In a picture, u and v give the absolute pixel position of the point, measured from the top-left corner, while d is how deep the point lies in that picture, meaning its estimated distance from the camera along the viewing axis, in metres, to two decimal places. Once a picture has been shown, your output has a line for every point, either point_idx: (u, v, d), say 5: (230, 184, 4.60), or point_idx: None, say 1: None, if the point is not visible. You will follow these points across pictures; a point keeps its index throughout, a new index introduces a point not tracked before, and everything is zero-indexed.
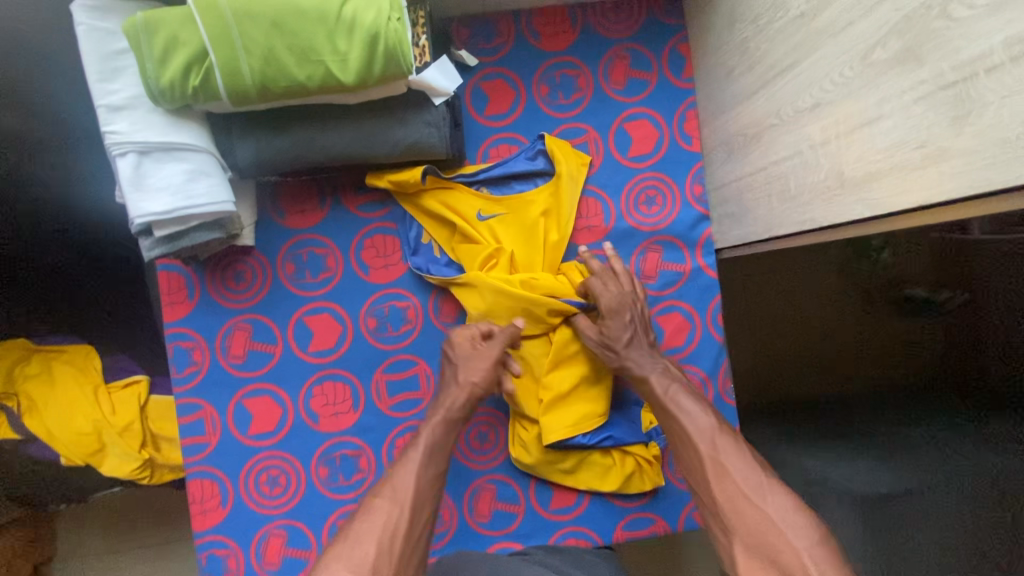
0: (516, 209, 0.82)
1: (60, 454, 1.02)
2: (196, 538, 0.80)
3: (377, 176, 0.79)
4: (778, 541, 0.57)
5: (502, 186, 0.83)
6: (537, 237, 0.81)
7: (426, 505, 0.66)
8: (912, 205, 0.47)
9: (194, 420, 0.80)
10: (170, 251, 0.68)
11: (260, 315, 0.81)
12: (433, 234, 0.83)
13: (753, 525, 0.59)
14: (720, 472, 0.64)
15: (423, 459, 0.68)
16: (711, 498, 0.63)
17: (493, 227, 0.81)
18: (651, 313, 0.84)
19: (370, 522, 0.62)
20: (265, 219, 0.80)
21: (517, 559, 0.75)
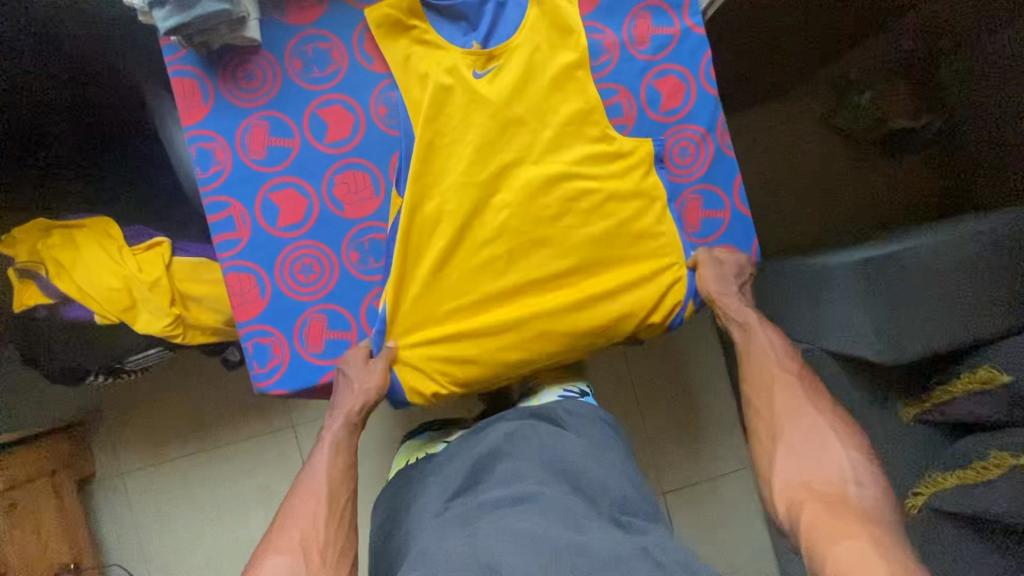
0: (511, 52, 0.84)
1: (94, 313, 1.05)
2: (240, 330, 0.83)
3: (375, 6, 0.83)
4: (825, 446, 0.76)
5: (489, 32, 0.86)
6: (541, 45, 0.84)
7: (343, 489, 0.78)
8: None
9: (225, 217, 0.83)
10: (184, 18, 0.71)
11: (275, 111, 0.84)
12: (419, 64, 0.84)
13: (802, 437, 0.77)
14: (789, 389, 0.82)
15: (331, 454, 0.81)
16: (771, 411, 0.81)
17: (489, 83, 0.84)
18: (646, 77, 0.88)
19: (294, 517, 0.75)
20: (267, 17, 0.83)
21: (540, 459, 0.85)
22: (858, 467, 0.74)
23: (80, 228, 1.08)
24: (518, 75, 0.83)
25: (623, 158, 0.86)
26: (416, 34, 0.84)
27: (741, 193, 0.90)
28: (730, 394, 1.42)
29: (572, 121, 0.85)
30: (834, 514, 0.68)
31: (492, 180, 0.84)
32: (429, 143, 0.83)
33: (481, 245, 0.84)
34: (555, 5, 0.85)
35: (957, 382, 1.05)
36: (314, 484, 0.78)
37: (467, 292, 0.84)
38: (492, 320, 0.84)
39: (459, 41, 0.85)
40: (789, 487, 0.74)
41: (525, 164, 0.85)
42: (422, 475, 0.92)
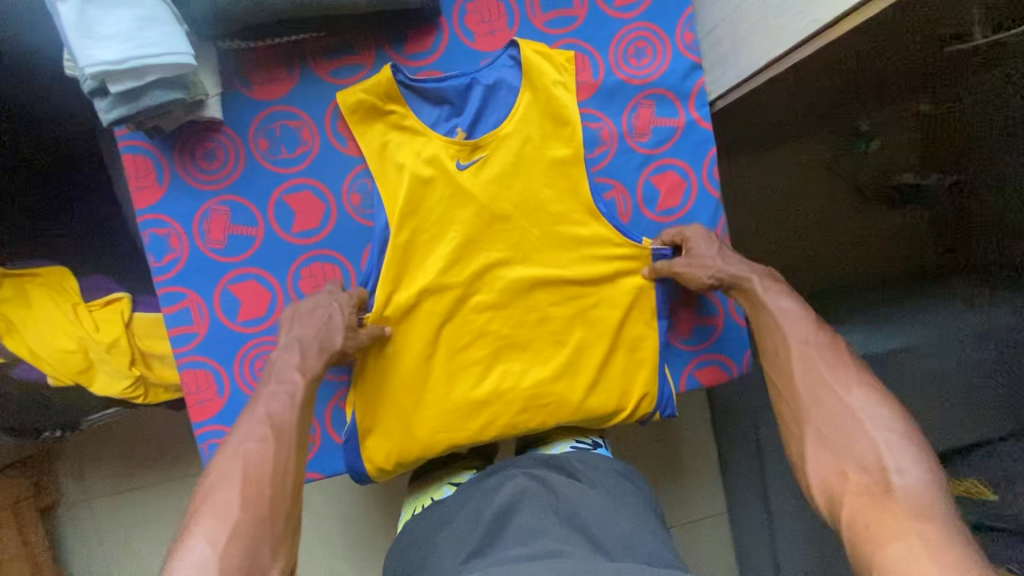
0: (498, 144, 0.77)
1: (47, 374, 0.99)
2: (195, 429, 0.78)
3: (349, 91, 0.76)
4: (854, 424, 0.61)
5: (476, 118, 0.78)
6: (534, 137, 0.78)
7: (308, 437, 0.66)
8: None
9: (180, 309, 0.77)
10: (128, 110, 0.63)
11: (237, 195, 0.76)
12: (397, 153, 0.77)
13: (830, 416, 0.63)
14: (809, 363, 0.67)
15: (290, 399, 0.66)
16: (794, 389, 0.66)
17: (475, 175, 0.77)
18: (645, 173, 0.82)
19: (230, 475, 0.59)
20: (230, 92, 0.75)
21: (550, 507, 0.81)
22: (898, 448, 0.59)
23: (31, 279, 1.00)
24: (507, 169, 0.77)
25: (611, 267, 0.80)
26: (394, 120, 0.77)
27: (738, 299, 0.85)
28: (714, 459, 1.37)
29: (559, 229, 0.79)
30: (879, 511, 0.54)
31: (473, 283, 0.78)
32: (406, 244, 0.77)
33: (453, 358, 0.78)
34: (549, 94, 0.77)
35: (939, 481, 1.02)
36: (277, 429, 0.63)
37: (443, 400, 0.78)
38: (464, 433, 0.78)
39: (441, 127, 0.78)
40: (825, 480, 0.60)
41: (509, 263, 0.79)
42: (428, 531, 0.87)
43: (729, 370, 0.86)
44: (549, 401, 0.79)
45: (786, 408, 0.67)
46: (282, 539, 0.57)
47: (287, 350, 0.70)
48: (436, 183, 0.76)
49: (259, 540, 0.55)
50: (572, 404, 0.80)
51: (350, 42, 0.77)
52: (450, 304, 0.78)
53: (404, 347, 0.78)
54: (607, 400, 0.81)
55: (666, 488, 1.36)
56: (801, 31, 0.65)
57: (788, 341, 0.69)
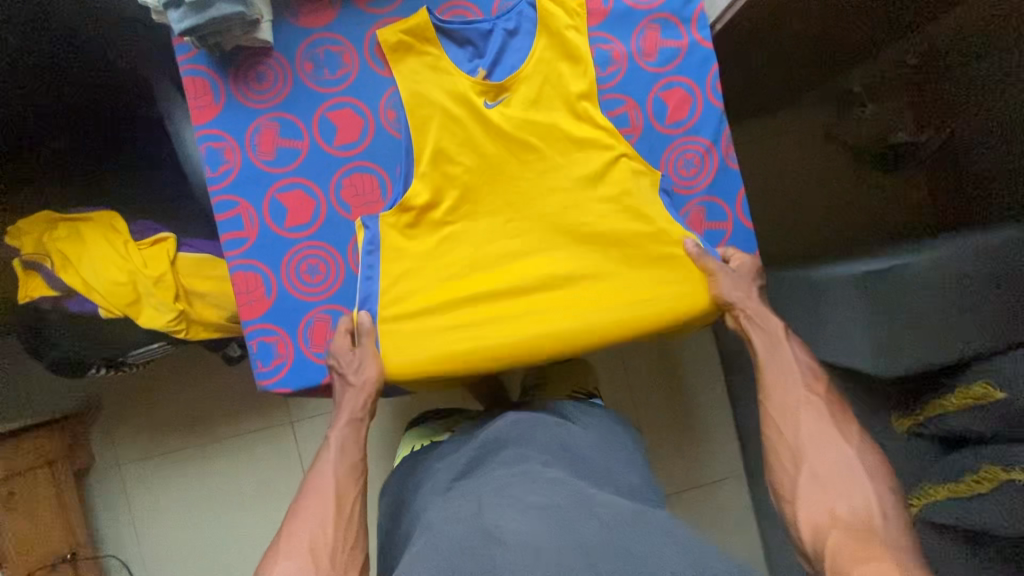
0: (521, 83, 0.86)
1: (98, 306, 1.06)
2: (245, 328, 0.84)
3: (387, 31, 0.84)
4: (851, 478, 0.74)
5: (495, 60, 0.86)
6: (550, 76, 0.86)
7: (350, 487, 0.78)
8: None
9: (233, 216, 0.84)
10: (198, 20, 0.72)
11: (284, 112, 0.85)
12: (437, 91, 0.84)
13: (832, 464, 0.75)
14: (812, 415, 0.79)
15: (335, 455, 0.80)
16: (796, 436, 0.78)
17: (502, 109, 0.85)
18: (653, 90, 0.89)
19: (305, 522, 0.73)
20: (280, 20, 0.84)
21: (543, 441, 0.86)
22: (884, 499, 0.72)
23: (85, 222, 1.09)
24: (531, 101, 0.86)
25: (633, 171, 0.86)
26: (428, 60, 0.85)
27: (744, 206, 0.91)
28: (727, 402, 1.43)
29: (577, 141, 0.86)
30: (863, 546, 0.66)
31: (502, 199, 0.85)
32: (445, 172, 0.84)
33: (479, 249, 0.84)
34: (562, 36, 0.86)
35: (950, 397, 1.00)
36: (320, 487, 0.77)
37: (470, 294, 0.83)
38: (479, 325, 0.82)
39: (466, 63, 0.86)
40: (815, 518, 0.72)
41: (535, 181, 0.85)
42: (427, 463, 0.94)
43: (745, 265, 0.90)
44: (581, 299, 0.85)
45: (783, 446, 0.79)
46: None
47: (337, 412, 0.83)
48: (468, 120, 0.84)
49: None
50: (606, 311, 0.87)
51: None
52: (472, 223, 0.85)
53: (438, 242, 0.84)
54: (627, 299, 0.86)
55: (683, 443, 1.42)
56: None
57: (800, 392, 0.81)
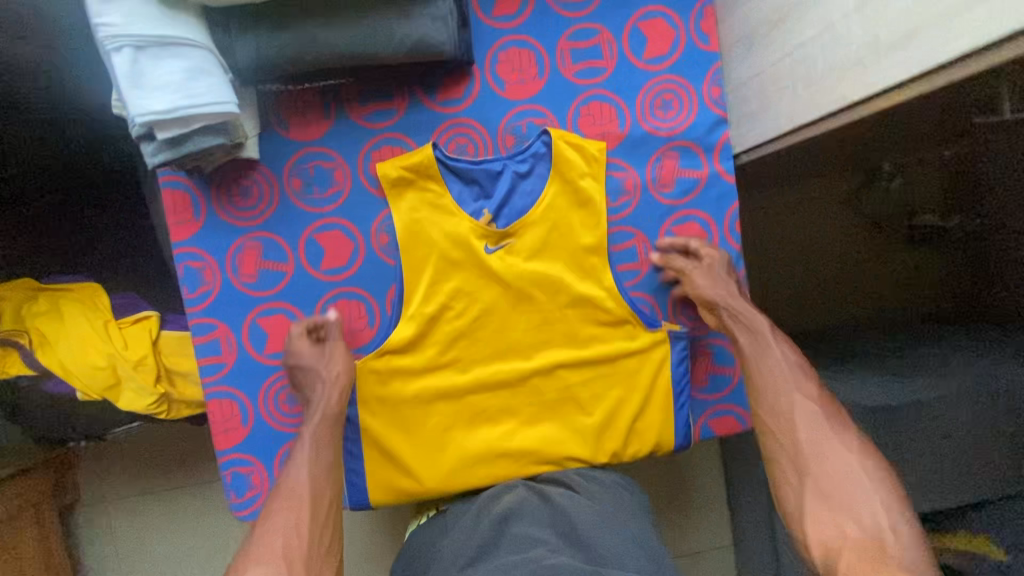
0: (525, 229, 0.80)
1: (76, 389, 1.02)
2: (218, 456, 0.80)
3: (387, 164, 0.78)
4: (856, 489, 0.67)
5: (503, 202, 0.80)
6: (560, 225, 0.81)
7: (325, 493, 0.71)
8: (902, 77, 0.51)
9: (210, 340, 0.79)
10: (174, 154, 0.66)
11: (269, 232, 0.79)
12: (434, 231, 0.79)
13: (831, 474, 0.69)
14: (811, 421, 0.72)
15: (310, 453, 0.73)
16: (795, 441, 0.72)
17: (504, 258, 0.80)
18: (666, 224, 0.83)
19: (276, 524, 0.67)
20: (268, 131, 0.78)
21: (547, 523, 0.75)
22: (893, 510, 0.65)
23: (66, 294, 1.05)
24: (534, 251, 0.81)
25: (623, 324, 0.83)
26: (429, 197, 0.79)
27: None
28: None
29: (580, 300, 0.82)
30: (879, 567, 0.60)
31: (493, 344, 0.82)
32: (432, 317, 0.80)
33: (470, 397, 0.82)
34: (577, 185, 0.80)
35: (953, 536, 0.97)
36: (292, 488, 0.70)
37: (454, 444, 0.81)
38: (462, 462, 0.81)
39: (470, 203, 0.80)
40: (824, 539, 0.65)
41: (529, 330, 0.82)
42: (434, 539, 0.80)
43: (743, 421, 0.86)
44: (569, 445, 0.82)
45: (783, 454, 0.72)
46: None
47: (308, 412, 0.76)
48: (466, 269, 0.80)
49: None
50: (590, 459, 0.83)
51: (384, 88, 0.79)
52: (459, 368, 0.82)
53: (423, 386, 0.81)
54: (609, 448, 0.83)
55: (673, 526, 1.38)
56: (821, 108, 0.61)
57: (791, 396, 0.74)
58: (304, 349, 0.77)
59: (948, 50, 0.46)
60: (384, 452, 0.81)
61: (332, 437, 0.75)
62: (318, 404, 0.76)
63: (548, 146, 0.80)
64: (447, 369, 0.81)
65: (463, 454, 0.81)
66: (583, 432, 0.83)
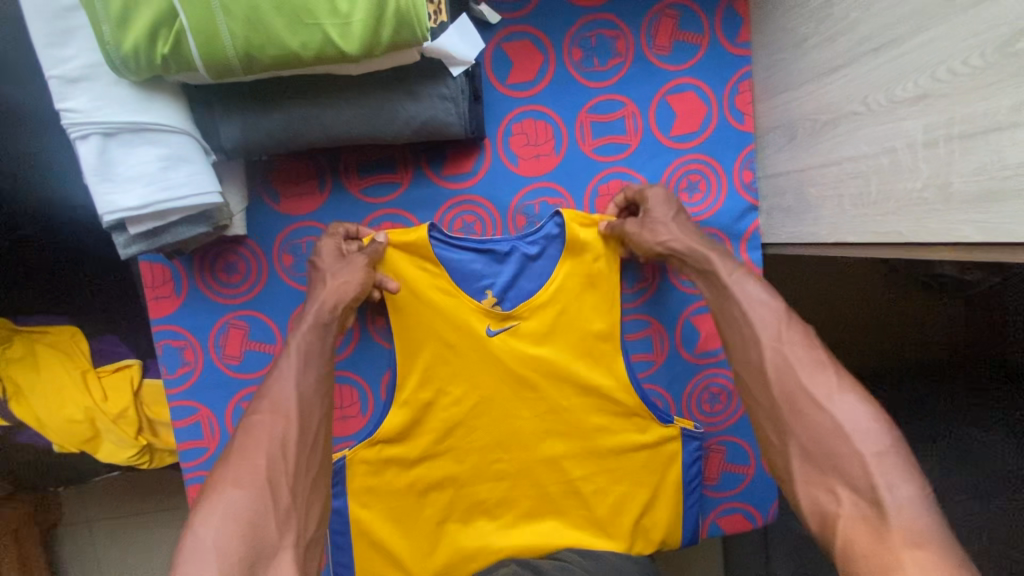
0: (533, 312, 0.73)
1: (52, 441, 0.97)
2: None
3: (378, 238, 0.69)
4: (843, 440, 0.50)
5: (509, 282, 0.73)
6: (570, 307, 0.74)
7: (315, 408, 0.59)
8: (968, 236, 0.45)
9: (191, 424, 0.74)
10: (149, 246, 0.59)
11: (256, 312, 0.73)
12: (431, 312, 0.72)
13: (819, 430, 0.51)
14: (783, 367, 0.55)
15: (298, 365, 0.60)
16: (768, 394, 0.56)
17: (507, 343, 0.73)
18: (685, 313, 0.78)
19: (252, 438, 0.53)
20: (257, 204, 0.71)
21: None
22: (889, 456, 0.48)
23: (41, 337, 0.98)
24: (540, 336, 0.74)
25: (632, 416, 0.76)
26: (427, 276, 0.72)
27: None
28: None
29: (590, 390, 0.75)
30: (880, 544, 0.44)
31: (492, 438, 0.75)
32: (427, 404, 0.73)
33: (465, 492, 0.75)
34: (591, 267, 0.73)
35: None
36: (278, 401, 0.57)
37: (447, 542, 0.75)
38: (454, 555, 0.75)
39: (473, 284, 0.73)
40: (815, 501, 0.50)
41: (532, 421, 0.75)
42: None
43: (753, 520, 0.82)
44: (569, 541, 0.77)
45: (759, 416, 0.57)
46: (287, 522, 0.50)
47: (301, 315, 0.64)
48: (464, 354, 0.72)
49: (259, 524, 0.48)
50: None
51: (386, 160, 0.72)
52: (453, 466, 0.75)
53: (415, 479, 0.74)
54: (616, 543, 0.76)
55: None
56: (873, 233, 0.55)
57: (758, 340, 0.58)
58: (320, 251, 0.67)
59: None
60: (369, 551, 0.73)
61: (330, 346, 0.63)
62: (313, 306, 0.64)
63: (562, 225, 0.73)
64: (441, 459, 0.74)
65: (458, 547, 0.76)
66: (583, 528, 0.77)
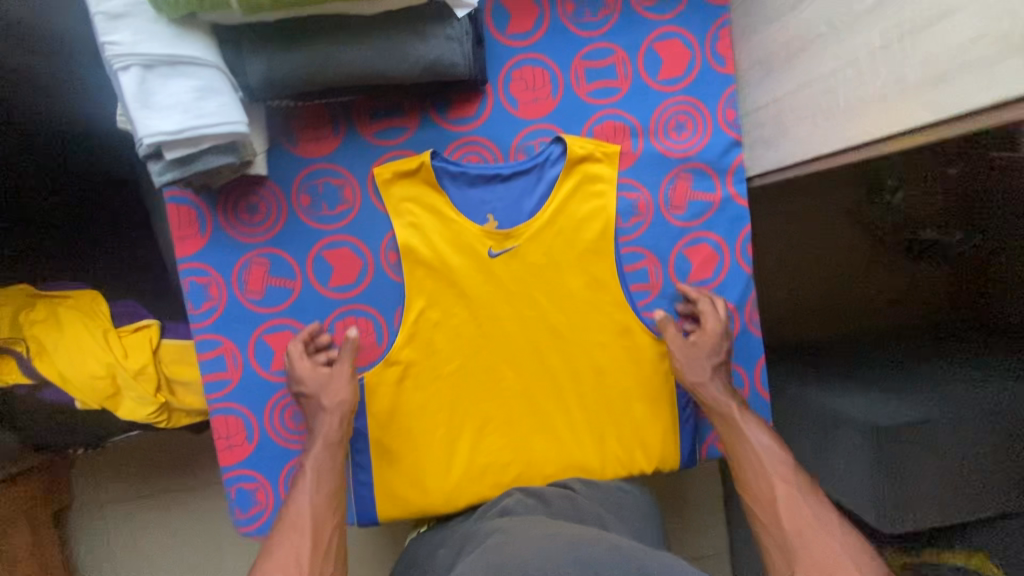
0: (531, 236, 0.79)
1: (75, 397, 1.00)
2: (222, 471, 0.80)
3: (383, 168, 0.77)
4: (841, 567, 0.62)
5: (511, 206, 0.80)
6: (565, 229, 0.80)
7: (327, 523, 0.70)
8: (924, 120, 0.51)
9: (216, 356, 0.78)
10: (182, 174, 0.64)
11: (276, 248, 0.78)
12: (438, 236, 0.79)
13: (819, 558, 0.63)
14: (794, 512, 0.68)
15: (311, 487, 0.72)
16: (779, 525, 0.68)
17: (507, 263, 0.80)
18: (679, 245, 0.82)
19: (274, 558, 0.65)
20: (277, 147, 0.76)
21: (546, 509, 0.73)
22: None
23: (64, 301, 1.03)
24: (539, 256, 0.80)
25: (629, 332, 0.83)
26: (432, 204, 0.78)
27: (762, 374, 0.85)
28: None
29: (585, 306, 0.82)
30: None
31: (499, 356, 0.81)
32: (436, 323, 0.80)
33: (476, 410, 0.81)
34: (585, 194, 0.80)
35: (952, 553, 1.01)
36: (295, 521, 0.69)
37: (459, 456, 0.81)
38: (468, 468, 0.81)
39: (478, 214, 0.80)
40: None
41: (535, 338, 0.82)
42: (431, 552, 0.75)
43: None
44: (575, 455, 0.83)
45: (769, 538, 0.69)
46: None
47: (312, 436, 0.75)
48: (468, 275, 0.79)
49: None
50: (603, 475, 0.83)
51: (396, 105, 0.78)
52: (464, 384, 0.81)
53: (429, 396, 0.80)
54: (618, 452, 0.83)
55: None
56: (844, 139, 0.61)
57: (772, 481, 0.71)
58: (308, 370, 0.76)
59: (972, 100, 0.46)
60: (390, 460, 0.80)
61: (337, 460, 0.74)
62: (320, 427, 0.75)
63: (561, 153, 0.79)
64: (453, 377, 0.81)
65: (471, 462, 0.81)
66: (588, 445, 0.83)
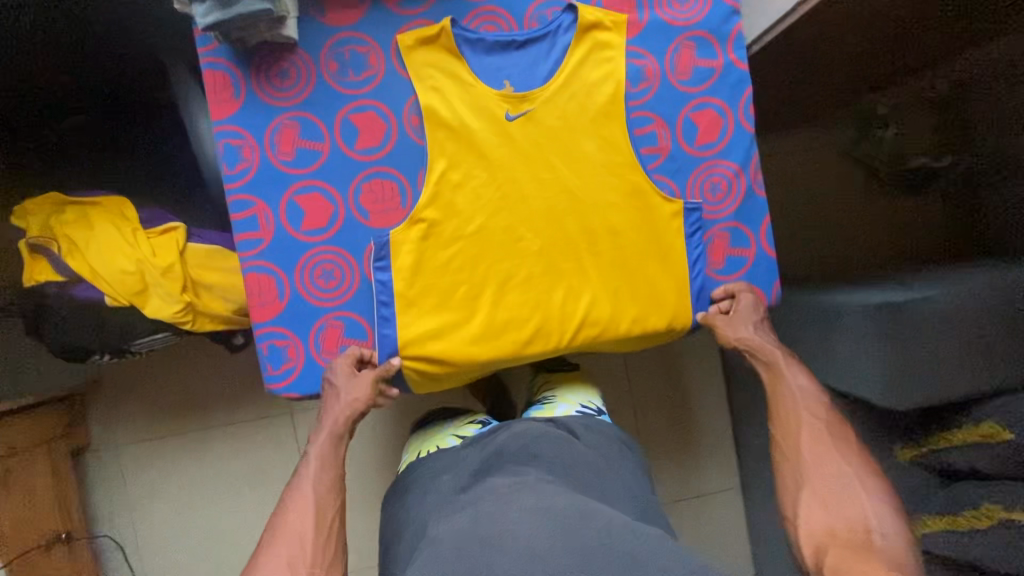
0: (546, 99, 0.84)
1: (104, 293, 1.03)
2: (255, 329, 0.84)
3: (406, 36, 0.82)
4: (851, 501, 0.69)
5: (526, 72, 0.85)
6: (577, 93, 0.85)
7: (329, 503, 0.74)
8: None
9: (249, 216, 0.82)
10: (223, 15, 0.69)
11: (306, 112, 0.82)
12: (459, 99, 0.83)
13: (828, 483, 0.71)
14: (817, 444, 0.75)
15: (316, 470, 0.78)
16: (798, 453, 0.75)
17: (524, 126, 0.84)
18: (685, 110, 0.87)
19: (279, 535, 0.70)
20: (307, 16, 0.82)
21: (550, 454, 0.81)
22: (884, 515, 0.67)
23: (95, 206, 1.06)
24: (554, 118, 0.85)
25: (641, 191, 0.87)
26: (453, 70, 0.83)
27: (768, 233, 0.91)
28: (727, 414, 1.46)
29: (600, 167, 0.86)
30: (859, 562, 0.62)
31: (519, 215, 0.85)
32: (458, 184, 0.84)
33: (498, 268, 0.85)
34: (596, 60, 0.85)
35: (958, 431, 0.94)
36: (297, 497, 0.74)
37: (481, 310, 0.84)
38: (492, 323, 0.85)
39: (496, 80, 0.85)
40: (816, 532, 0.67)
41: (553, 198, 0.86)
42: (432, 477, 0.85)
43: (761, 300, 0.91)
44: (594, 310, 0.86)
45: (784, 463, 0.76)
46: None
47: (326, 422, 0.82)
48: (487, 137, 0.83)
49: None
50: (620, 330, 0.87)
51: None
52: (486, 241, 0.85)
53: (453, 252, 0.84)
54: (634, 307, 0.87)
55: (687, 453, 1.46)
56: None
57: (800, 414, 0.78)
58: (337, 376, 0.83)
59: None
60: (415, 317, 0.84)
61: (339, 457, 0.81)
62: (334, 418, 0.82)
63: (572, 22, 0.85)
64: (474, 236, 0.84)
65: (493, 322, 0.85)
66: (605, 302, 0.87)
